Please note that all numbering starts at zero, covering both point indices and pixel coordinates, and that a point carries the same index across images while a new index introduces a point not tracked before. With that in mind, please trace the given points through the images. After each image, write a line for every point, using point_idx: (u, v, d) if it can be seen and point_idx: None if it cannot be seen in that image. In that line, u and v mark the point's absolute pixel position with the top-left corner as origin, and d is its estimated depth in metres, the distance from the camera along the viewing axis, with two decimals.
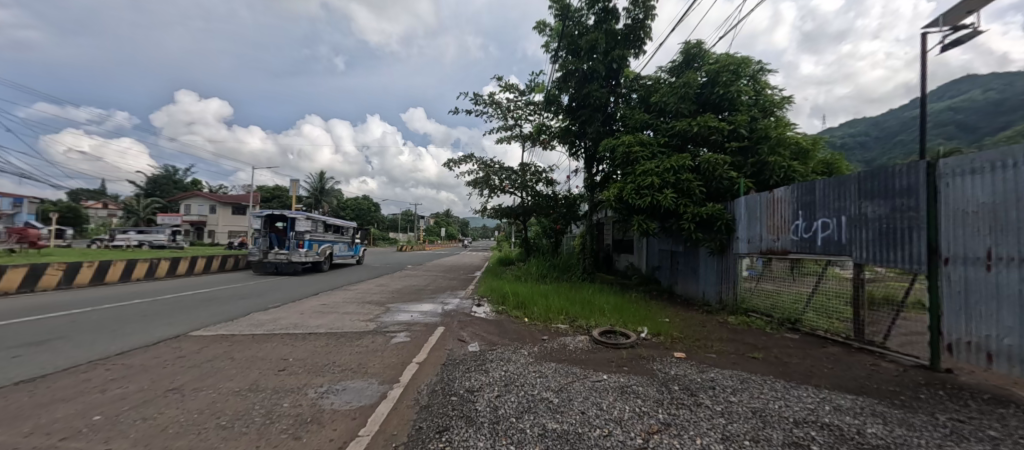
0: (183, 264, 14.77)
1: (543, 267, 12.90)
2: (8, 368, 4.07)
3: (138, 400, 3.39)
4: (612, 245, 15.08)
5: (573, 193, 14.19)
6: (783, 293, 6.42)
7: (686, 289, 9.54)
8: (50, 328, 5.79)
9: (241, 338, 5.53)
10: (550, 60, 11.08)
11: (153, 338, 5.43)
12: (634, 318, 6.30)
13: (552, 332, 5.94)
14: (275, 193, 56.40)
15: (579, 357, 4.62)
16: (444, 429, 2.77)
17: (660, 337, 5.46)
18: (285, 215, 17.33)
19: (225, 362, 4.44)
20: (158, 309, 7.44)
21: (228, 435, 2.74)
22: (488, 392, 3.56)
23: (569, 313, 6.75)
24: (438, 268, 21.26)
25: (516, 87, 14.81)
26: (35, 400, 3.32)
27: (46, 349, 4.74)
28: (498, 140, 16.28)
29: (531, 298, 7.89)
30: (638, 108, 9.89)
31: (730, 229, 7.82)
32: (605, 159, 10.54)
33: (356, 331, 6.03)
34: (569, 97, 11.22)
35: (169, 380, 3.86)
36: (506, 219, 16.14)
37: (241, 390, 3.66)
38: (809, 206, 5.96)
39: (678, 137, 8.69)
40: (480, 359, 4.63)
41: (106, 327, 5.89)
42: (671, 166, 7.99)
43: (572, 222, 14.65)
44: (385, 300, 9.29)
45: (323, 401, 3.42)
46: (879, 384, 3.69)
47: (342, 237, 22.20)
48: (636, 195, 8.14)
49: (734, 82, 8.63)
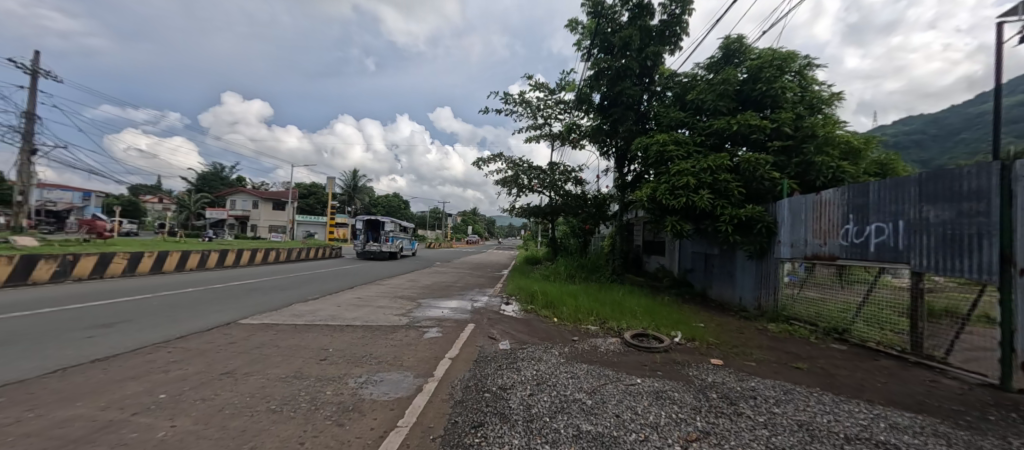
0: (230, 256, 15.83)
1: (571, 267, 12.87)
2: (86, 347, 4.48)
3: (196, 381, 3.65)
4: (643, 246, 14.78)
5: (603, 193, 14.03)
6: (828, 302, 6.08)
7: (721, 293, 9.24)
8: (118, 311, 6.32)
9: (284, 327, 5.82)
10: (583, 58, 10.88)
11: (207, 324, 5.82)
12: (667, 322, 6.15)
13: (582, 333, 5.89)
14: (312, 190, 59.29)
15: (611, 359, 4.57)
16: (479, 425, 2.82)
17: (694, 342, 5.31)
18: (378, 216, 23.11)
19: (270, 350, 4.68)
20: (209, 297, 7.95)
21: (278, 418, 2.91)
22: (521, 391, 3.58)
23: (599, 314, 6.66)
24: (464, 265, 21.61)
25: (546, 86, 14.73)
26: (110, 377, 3.64)
27: (116, 331, 5.19)
28: (527, 139, 16.27)
29: (560, 297, 7.87)
30: (673, 106, 9.64)
31: (771, 232, 7.46)
32: (637, 159, 10.38)
33: (390, 324, 6.23)
34: (601, 95, 11.01)
35: (222, 364, 4.13)
36: (534, 218, 16.12)
37: (288, 376, 3.86)
38: (862, 209, 5.59)
39: (715, 137, 8.38)
40: (512, 357, 4.66)
41: (164, 313, 6.37)
42: (708, 166, 7.72)
43: (601, 222, 14.44)
44: (417, 295, 9.57)
45: (363, 390, 3.56)
46: (941, 402, 3.44)
47: (404, 233, 26.89)
48: (669, 196, 7.94)
49: (779, 77, 8.21)
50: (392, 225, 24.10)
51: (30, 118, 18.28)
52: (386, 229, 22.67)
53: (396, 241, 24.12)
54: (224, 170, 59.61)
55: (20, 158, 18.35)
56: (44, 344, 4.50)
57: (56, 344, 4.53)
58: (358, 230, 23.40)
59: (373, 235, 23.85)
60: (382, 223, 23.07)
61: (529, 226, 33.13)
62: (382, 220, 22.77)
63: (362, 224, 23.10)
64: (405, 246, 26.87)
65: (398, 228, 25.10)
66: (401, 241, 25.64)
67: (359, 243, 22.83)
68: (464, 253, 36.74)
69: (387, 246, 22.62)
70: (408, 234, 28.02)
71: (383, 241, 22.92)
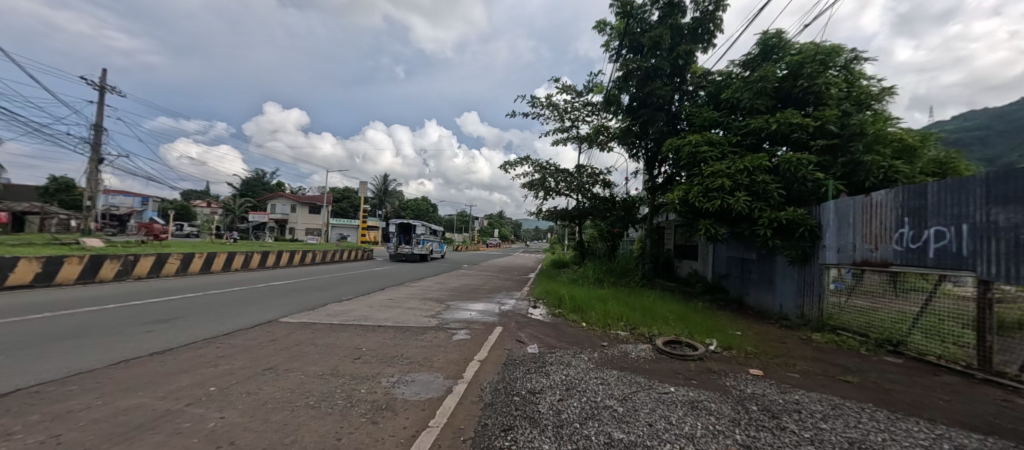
0: (271, 257, 16.71)
1: (599, 271, 12.69)
2: (146, 341, 4.86)
3: (242, 376, 3.87)
4: (674, 251, 14.36)
5: (632, 196, 13.75)
6: (880, 311, 5.66)
7: (759, 300, 8.82)
8: (173, 308, 6.83)
9: (321, 326, 6.07)
10: (612, 59, 10.75)
11: (250, 321, 6.16)
12: (701, 329, 5.93)
13: (612, 338, 5.77)
14: (345, 194, 61.72)
15: (643, 366, 4.46)
16: (509, 428, 2.82)
17: (731, 350, 5.09)
18: (411, 220, 23.84)
19: (307, 348, 4.88)
20: (253, 296, 8.42)
21: (316, 414, 3.03)
22: (551, 395, 3.55)
23: (629, 320, 6.51)
24: (493, 268, 21.71)
25: (574, 88, 14.65)
26: (167, 370, 3.92)
27: (171, 327, 5.60)
28: (553, 142, 16.24)
29: (589, 302, 7.76)
30: (706, 105, 9.35)
31: (814, 237, 7.04)
32: (668, 160, 10.12)
33: (420, 325, 6.36)
34: (630, 96, 10.82)
35: (265, 360, 4.36)
36: (561, 221, 16.03)
37: (325, 374, 4.02)
38: (919, 212, 5.18)
39: (752, 137, 8.05)
40: (540, 361, 4.64)
41: (213, 310, 6.81)
42: (745, 167, 7.39)
43: (630, 226, 14.14)
44: (445, 297, 9.72)
45: (396, 390, 3.65)
46: (1016, 425, 3.10)
47: (433, 236, 27.55)
48: (703, 198, 7.69)
49: (822, 73, 7.78)
50: (423, 228, 24.80)
51: (99, 130, 20.15)
52: (418, 233, 23.36)
53: (426, 244, 24.75)
54: (265, 176, 63.18)
55: (89, 167, 20.19)
56: (110, 337, 4.92)
57: (121, 337, 4.95)
58: (391, 233, 24.23)
59: (405, 238, 24.65)
60: (414, 227, 23.84)
61: (556, 229, 32.88)
62: (415, 224, 23.48)
63: (396, 227, 23.90)
64: (434, 249, 27.48)
65: (428, 231, 25.76)
66: (431, 244, 26.23)
67: (393, 246, 23.68)
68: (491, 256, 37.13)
69: (418, 249, 23.27)
70: (437, 237, 28.61)
71: (414, 244, 23.63)
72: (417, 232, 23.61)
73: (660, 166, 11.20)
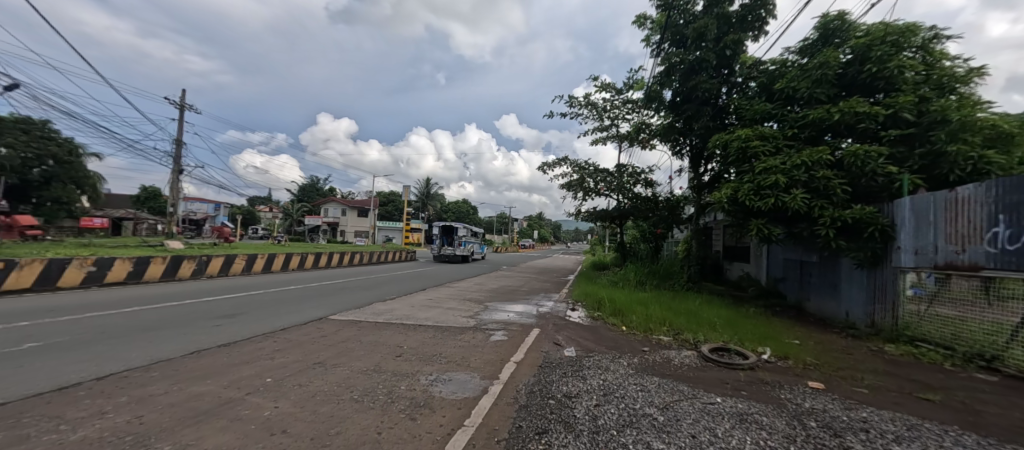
0: (323, 258, 17.90)
1: (641, 273, 12.26)
2: (215, 334, 5.39)
3: (295, 368, 4.16)
4: (723, 253, 13.53)
5: (676, 195, 13.16)
6: (969, 322, 4.94)
7: (821, 307, 8.06)
8: (239, 304, 7.52)
9: (366, 324, 6.39)
10: (653, 54, 10.39)
11: (303, 318, 6.63)
12: (753, 336, 5.53)
13: (653, 343, 5.55)
14: (389, 198, 64.70)
15: (686, 374, 4.23)
16: (544, 431, 2.79)
17: (787, 361, 4.69)
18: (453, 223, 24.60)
19: (353, 344, 5.15)
20: (306, 295, 9.06)
21: (359, 407, 3.19)
22: (587, 400, 3.47)
23: (673, 325, 6.22)
24: (531, 270, 21.73)
25: (613, 86, 14.33)
26: (230, 361, 4.32)
27: (235, 322, 6.16)
28: (592, 141, 15.97)
29: (630, 305, 7.52)
30: (757, 97, 8.75)
31: (886, 237, 6.32)
32: (715, 157, 9.58)
33: (459, 325, 6.50)
34: (673, 91, 10.38)
35: (315, 355, 4.66)
36: (601, 222, 15.70)
37: (368, 369, 4.22)
38: (1018, 208, 4.49)
39: (811, 129, 7.41)
40: (577, 364, 4.56)
41: (272, 307, 7.41)
42: (802, 162, 6.81)
43: (675, 227, 13.53)
44: (484, 298, 9.86)
45: (433, 388, 3.75)
46: None
47: (474, 237, 28.15)
48: (754, 197, 7.19)
49: (895, 55, 6.99)
50: (465, 230, 25.51)
51: (180, 144, 22.71)
52: (459, 235, 24.05)
53: (467, 245, 25.37)
54: (318, 182, 67.91)
55: (173, 178, 22.81)
56: (186, 329, 5.51)
57: (195, 330, 5.53)
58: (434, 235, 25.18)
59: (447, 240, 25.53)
60: (456, 229, 24.60)
61: (595, 229, 32.19)
62: (456, 226, 24.21)
63: (438, 229, 24.81)
64: (475, 250, 28.07)
65: (469, 232, 26.39)
66: (472, 245, 26.84)
67: (436, 247, 24.58)
68: (530, 258, 37.23)
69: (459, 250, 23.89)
70: (478, 238, 29.20)
71: (456, 245, 24.34)
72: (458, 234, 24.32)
73: (706, 163, 10.63)
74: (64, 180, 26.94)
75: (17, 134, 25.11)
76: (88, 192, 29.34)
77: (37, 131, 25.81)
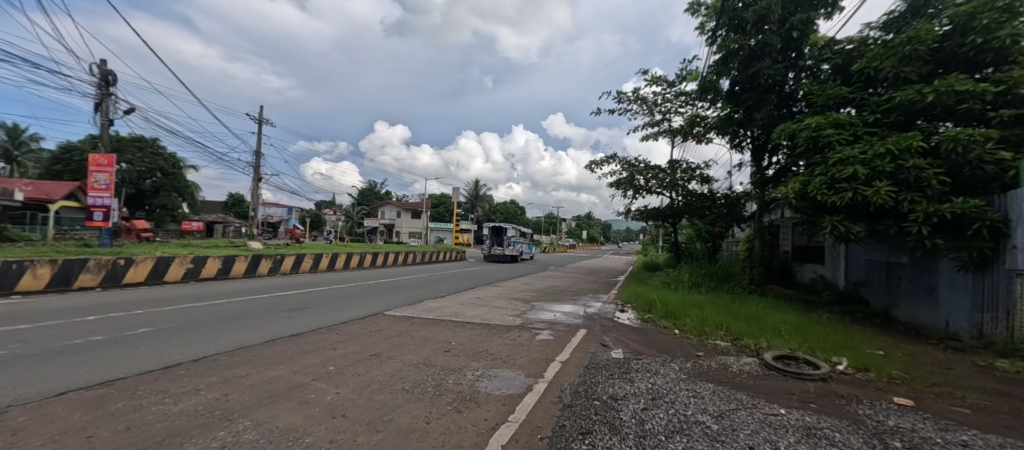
0: (380, 257, 19.08)
1: (696, 275, 11.58)
2: (288, 325, 5.99)
3: (354, 358, 4.50)
4: (792, 253, 12.33)
5: (736, 191, 12.25)
6: None
7: (914, 315, 7.06)
8: (307, 299, 8.27)
9: (418, 320, 6.72)
10: (708, 42, 9.79)
11: (362, 313, 7.14)
12: (828, 345, 4.99)
13: (709, 348, 5.23)
14: (439, 200, 67.27)
15: (745, 382, 3.94)
16: (587, 432, 2.76)
17: (869, 374, 4.18)
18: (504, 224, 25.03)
19: (406, 338, 5.45)
20: (366, 291, 9.72)
21: (410, 397, 3.37)
22: (634, 403, 3.36)
23: (732, 330, 5.81)
24: (580, 270, 21.47)
25: (664, 79, 13.73)
26: (299, 349, 4.78)
27: (304, 314, 6.79)
28: (643, 137, 15.44)
29: (684, 307, 7.15)
30: (831, 81, 7.91)
31: (998, 234, 5.39)
32: (782, 149, 8.80)
33: (505, 324, 6.60)
34: (731, 80, 9.70)
35: (371, 347, 5.00)
36: (652, 221, 15.09)
37: (419, 363, 4.45)
38: None
39: (898, 113, 6.54)
40: (624, 367, 4.43)
41: (335, 302, 8.06)
42: (887, 150, 6.03)
43: (735, 225, 12.59)
44: (531, 298, 9.91)
45: (479, 383, 3.85)
46: None
47: (523, 237, 28.41)
48: (827, 190, 6.51)
49: (1009, 21, 5.94)
50: (514, 230, 25.90)
51: (259, 155, 25.45)
52: (509, 235, 24.44)
53: (516, 245, 25.70)
54: (374, 187, 72.53)
55: (254, 185, 25.64)
56: (264, 320, 6.18)
57: (271, 321, 6.18)
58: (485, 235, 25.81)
59: (497, 240, 26.00)
60: (506, 230, 25.07)
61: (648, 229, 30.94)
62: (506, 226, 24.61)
63: (489, 230, 25.40)
64: (524, 250, 28.33)
65: (518, 233, 26.71)
66: (520, 245, 27.11)
67: (486, 248, 25.24)
68: (579, 258, 36.74)
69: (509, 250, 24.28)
70: (526, 238, 29.43)
71: (506, 245, 24.78)
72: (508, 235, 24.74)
73: (771, 155, 9.81)
74: (169, 189, 31.36)
75: (135, 152, 29.70)
76: (187, 199, 33.89)
77: (149, 148, 30.33)
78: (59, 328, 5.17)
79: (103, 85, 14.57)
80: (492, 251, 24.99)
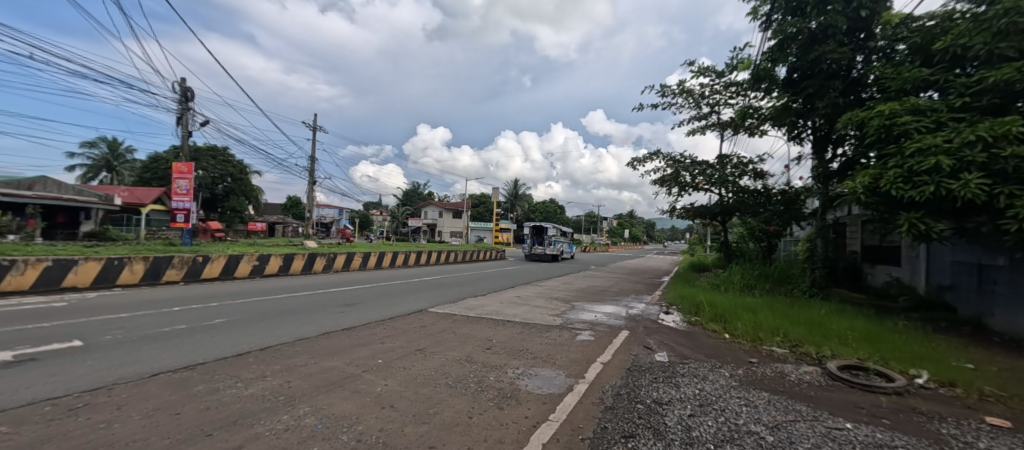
0: (423, 256, 19.80)
1: (749, 276, 10.87)
2: (341, 319, 6.39)
3: (400, 353, 4.72)
4: (862, 254, 11.20)
5: (794, 187, 11.33)
6: None
7: (1015, 325, 6.16)
8: (358, 295, 8.79)
9: (460, 317, 6.90)
10: (761, 28, 9.15)
11: (407, 309, 7.46)
12: (906, 356, 4.49)
13: (764, 355, 4.91)
14: (478, 200, 68.46)
15: (806, 392, 3.66)
16: (630, 436, 2.70)
17: (956, 389, 3.72)
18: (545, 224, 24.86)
19: (448, 335, 5.63)
20: (410, 289, 10.13)
21: (452, 392, 3.48)
22: (680, 409, 3.24)
23: (789, 336, 5.41)
24: (622, 270, 20.97)
25: (713, 69, 13.01)
26: (351, 342, 5.09)
27: (355, 309, 7.22)
28: (689, 132, 14.77)
29: (735, 310, 6.75)
30: (908, 62, 7.09)
31: None
32: (849, 140, 8.03)
33: (545, 323, 6.60)
34: (789, 67, 8.99)
35: (416, 342, 5.21)
36: (699, 219, 14.38)
37: (461, 359, 4.58)
38: None
39: (993, 94, 5.73)
40: (669, 371, 4.28)
41: (383, 298, 8.49)
42: (979, 137, 5.30)
43: (793, 224, 11.66)
44: (570, 298, 9.82)
45: (520, 382, 3.89)
46: None
47: (563, 237, 28.24)
48: (904, 184, 5.85)
49: None
50: (555, 229, 25.83)
51: (314, 160, 27.35)
52: (549, 235, 24.40)
53: (556, 244, 25.61)
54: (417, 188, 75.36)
55: (309, 188, 27.60)
56: (320, 314, 6.65)
57: (326, 315, 6.63)
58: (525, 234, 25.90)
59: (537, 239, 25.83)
60: (546, 229, 25.04)
61: (696, 228, 29.43)
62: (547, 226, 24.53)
63: (529, 229, 25.46)
64: (565, 249, 28.16)
65: (558, 232, 26.60)
66: (561, 245, 26.95)
67: (526, 247, 25.39)
68: (621, 258, 35.80)
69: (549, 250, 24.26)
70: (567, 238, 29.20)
71: (546, 245, 24.79)
72: (549, 234, 24.73)
73: (836, 147, 8.98)
74: (238, 193, 34.54)
75: (210, 160, 33.09)
76: (253, 202, 37.19)
77: (221, 156, 33.59)
78: (151, 318, 5.89)
79: (183, 101, 16.36)
80: (533, 250, 25.11)
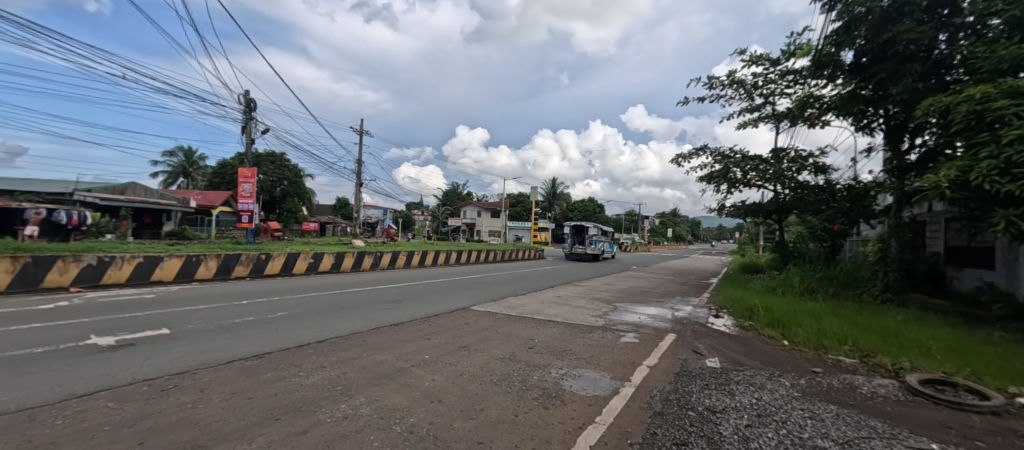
0: (463, 255, 20.24)
1: (809, 279, 10.09)
2: (390, 315, 6.68)
3: (446, 349, 4.87)
4: (946, 255, 10.00)
5: (863, 182, 10.34)
6: None
7: None
8: (405, 292, 9.16)
9: (501, 316, 6.99)
10: (823, 10, 8.42)
11: (451, 307, 7.66)
12: (1004, 371, 3.97)
13: (829, 364, 4.55)
14: (514, 199, 68.81)
15: (881, 408, 3.34)
16: (682, 443, 2.61)
17: None
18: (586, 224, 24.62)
19: (491, 333, 5.72)
20: (453, 287, 10.39)
21: (497, 390, 3.54)
22: (736, 418, 3.09)
23: (859, 344, 4.96)
24: (665, 271, 20.25)
25: (767, 57, 12.18)
26: (400, 337, 5.33)
27: (402, 306, 7.52)
28: (741, 125, 13.95)
29: (794, 316, 6.30)
30: (1005, 38, 6.23)
31: None
32: (931, 128, 7.20)
33: (587, 324, 6.52)
34: (857, 51, 8.22)
35: (461, 339, 5.35)
36: (751, 218, 13.53)
37: (505, 357, 4.64)
38: None
39: None
40: (723, 377, 4.09)
41: (427, 296, 8.79)
42: None
43: (862, 222, 10.65)
44: (612, 299, 9.62)
45: (564, 382, 3.88)
46: None
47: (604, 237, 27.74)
48: (1002, 177, 5.15)
49: None
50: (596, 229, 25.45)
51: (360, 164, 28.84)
52: (589, 234, 24.09)
53: (597, 244, 25.21)
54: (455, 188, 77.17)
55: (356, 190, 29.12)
56: (370, 310, 6.99)
57: (376, 311, 6.96)
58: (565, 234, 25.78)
59: (578, 239, 25.67)
60: (586, 229, 24.74)
61: (748, 227, 27.68)
62: (587, 226, 24.25)
63: (569, 229, 25.32)
64: (606, 249, 27.66)
65: (599, 232, 26.18)
66: (601, 244, 26.51)
67: (566, 246, 25.24)
68: (665, 258, 34.50)
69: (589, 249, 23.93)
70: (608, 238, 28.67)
71: (586, 244, 24.47)
72: (589, 234, 24.43)
73: (915, 136, 8.10)
74: (293, 195, 37.12)
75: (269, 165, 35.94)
76: (306, 203, 39.88)
77: (278, 161, 36.34)
78: (224, 310, 6.50)
79: (247, 111, 17.85)
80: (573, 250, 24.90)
